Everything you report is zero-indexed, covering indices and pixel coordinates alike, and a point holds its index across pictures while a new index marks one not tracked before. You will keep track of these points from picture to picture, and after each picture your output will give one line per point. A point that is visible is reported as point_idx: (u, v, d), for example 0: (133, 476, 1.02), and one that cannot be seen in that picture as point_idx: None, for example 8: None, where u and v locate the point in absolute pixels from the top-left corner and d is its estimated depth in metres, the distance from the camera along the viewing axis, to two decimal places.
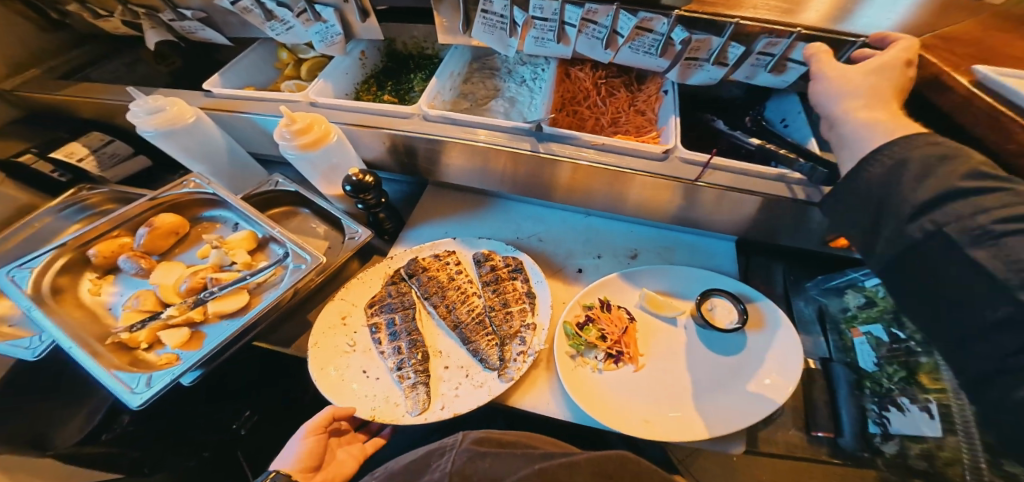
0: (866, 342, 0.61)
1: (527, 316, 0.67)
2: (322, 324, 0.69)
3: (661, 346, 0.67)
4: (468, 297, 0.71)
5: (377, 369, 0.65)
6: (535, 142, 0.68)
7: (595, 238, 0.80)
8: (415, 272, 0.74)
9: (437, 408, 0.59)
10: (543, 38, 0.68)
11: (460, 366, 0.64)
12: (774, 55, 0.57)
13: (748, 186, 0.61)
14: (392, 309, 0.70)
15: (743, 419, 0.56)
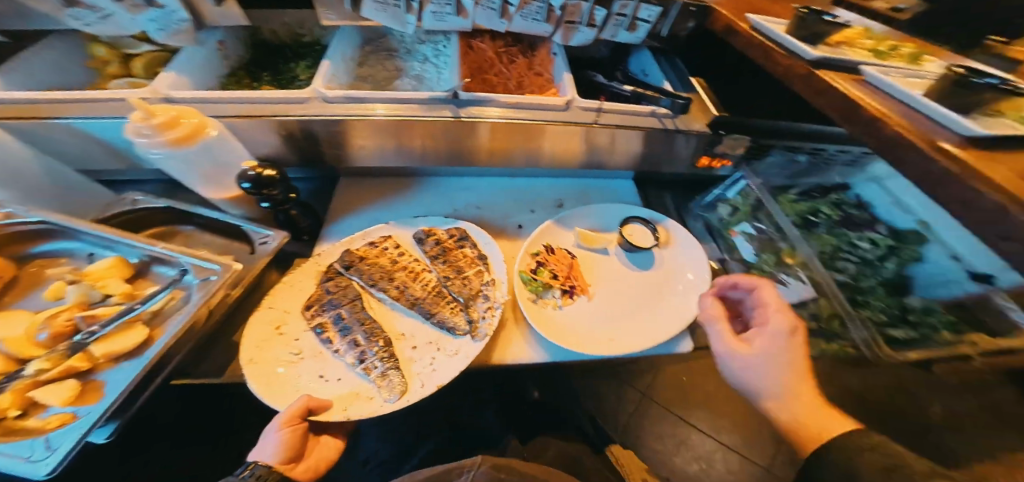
0: (743, 239, 0.79)
1: (484, 276, 0.68)
2: (248, 338, 0.57)
3: (603, 276, 0.75)
4: (419, 275, 0.68)
5: (334, 370, 0.57)
6: (455, 108, 0.70)
7: (525, 196, 0.87)
8: (352, 264, 0.67)
9: (416, 387, 0.55)
10: (441, 12, 0.70)
11: (430, 342, 0.61)
12: (627, 15, 0.72)
13: (632, 122, 0.74)
14: (336, 305, 0.62)
15: (682, 312, 0.68)
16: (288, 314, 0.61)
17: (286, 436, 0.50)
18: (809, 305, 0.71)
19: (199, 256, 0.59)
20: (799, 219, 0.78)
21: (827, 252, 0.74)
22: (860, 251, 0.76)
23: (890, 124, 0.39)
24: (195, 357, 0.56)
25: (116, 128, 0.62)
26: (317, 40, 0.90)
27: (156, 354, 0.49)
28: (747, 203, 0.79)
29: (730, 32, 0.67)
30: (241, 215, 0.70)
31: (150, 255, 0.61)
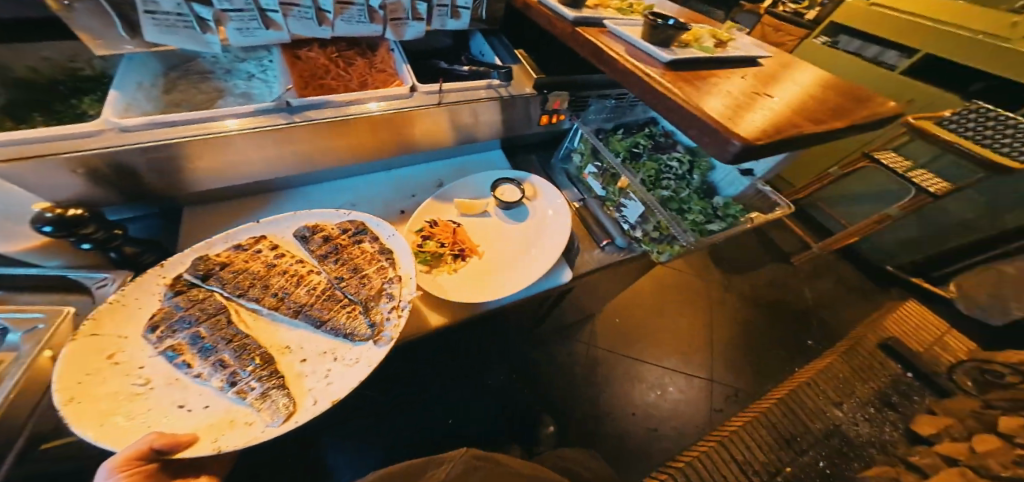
0: (592, 178, 0.93)
1: (388, 273, 0.74)
2: (67, 373, 0.54)
3: (486, 235, 0.87)
4: (305, 278, 0.72)
5: (198, 399, 0.59)
6: (288, 114, 0.72)
7: (402, 185, 0.95)
8: (207, 272, 0.69)
9: (304, 406, 0.60)
10: (249, 27, 0.68)
11: (323, 352, 0.67)
12: (447, 5, 0.82)
13: (473, 97, 0.86)
14: (191, 322, 0.64)
15: (550, 247, 0.83)
16: (127, 341, 0.60)
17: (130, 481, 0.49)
18: (647, 220, 0.82)
19: (15, 310, 0.59)
20: (625, 154, 0.92)
21: (649, 176, 0.88)
22: (673, 170, 0.91)
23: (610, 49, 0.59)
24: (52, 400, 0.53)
25: None
26: (101, 73, 0.87)
27: None
28: (585, 147, 0.93)
29: (526, 7, 0.82)
30: (58, 265, 0.67)
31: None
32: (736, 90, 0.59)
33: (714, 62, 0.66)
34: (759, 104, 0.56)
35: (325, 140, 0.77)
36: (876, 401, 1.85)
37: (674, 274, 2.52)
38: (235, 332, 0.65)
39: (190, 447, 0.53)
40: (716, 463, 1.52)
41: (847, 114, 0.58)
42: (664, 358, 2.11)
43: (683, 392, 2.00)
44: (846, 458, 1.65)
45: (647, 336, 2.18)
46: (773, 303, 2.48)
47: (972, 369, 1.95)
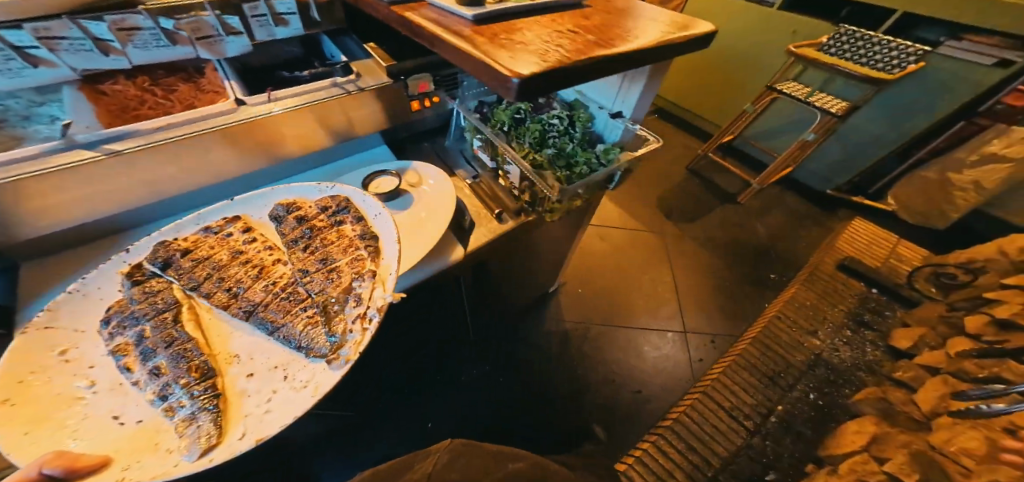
0: (480, 150, 1.05)
1: (359, 269, 0.81)
2: (10, 369, 0.60)
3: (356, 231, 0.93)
4: (272, 272, 0.81)
5: (134, 412, 0.61)
6: (85, 149, 0.70)
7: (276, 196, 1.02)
8: (167, 258, 0.79)
9: (225, 443, 0.59)
10: (11, 69, 0.66)
11: (275, 367, 0.69)
12: (265, 14, 0.84)
13: (312, 94, 0.91)
14: (146, 318, 0.71)
15: (424, 216, 0.93)
16: (80, 337, 0.68)
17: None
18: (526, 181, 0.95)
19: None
20: (508, 122, 0.97)
21: (535, 138, 0.92)
22: (556, 127, 0.96)
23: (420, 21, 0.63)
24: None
25: None
26: None
27: None
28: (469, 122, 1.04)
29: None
30: None
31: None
32: (535, 40, 0.61)
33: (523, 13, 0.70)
34: (555, 44, 0.60)
35: (169, 160, 0.78)
36: (853, 323, 1.94)
37: (631, 235, 2.57)
38: (178, 335, 0.69)
39: (96, 474, 0.53)
40: (704, 415, 1.63)
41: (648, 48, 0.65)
42: (638, 319, 2.13)
43: (659, 348, 2.03)
44: (836, 386, 1.72)
45: (616, 303, 2.19)
46: (728, 244, 2.58)
47: (929, 275, 2.08)
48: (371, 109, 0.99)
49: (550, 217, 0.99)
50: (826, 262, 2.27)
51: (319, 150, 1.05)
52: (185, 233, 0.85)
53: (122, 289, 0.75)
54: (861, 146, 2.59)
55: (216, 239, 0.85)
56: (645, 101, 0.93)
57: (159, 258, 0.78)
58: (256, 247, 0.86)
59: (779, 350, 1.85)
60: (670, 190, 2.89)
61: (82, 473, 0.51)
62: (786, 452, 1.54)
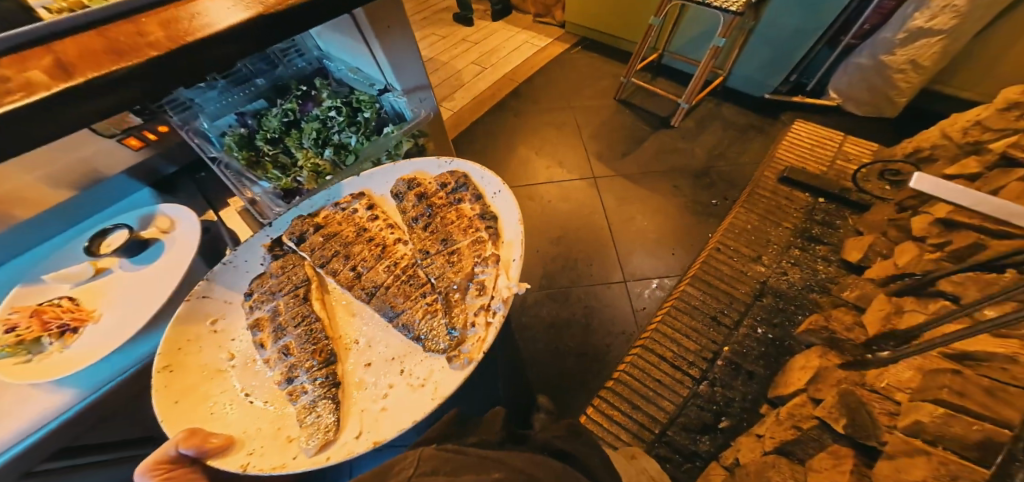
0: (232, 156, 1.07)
1: (479, 252, 0.89)
2: (175, 339, 0.74)
3: (104, 295, 0.86)
4: (397, 251, 0.95)
5: (258, 390, 0.73)
6: None
7: (7, 275, 0.90)
8: (301, 234, 0.94)
9: (341, 440, 0.65)
10: None
11: (394, 359, 0.76)
12: None
13: None
14: (285, 295, 0.84)
15: (179, 259, 0.91)
16: (228, 308, 0.83)
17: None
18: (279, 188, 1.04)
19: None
20: (282, 129, 1.08)
21: (315, 138, 1.08)
22: (335, 122, 1.11)
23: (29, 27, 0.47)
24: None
25: None
26: None
27: None
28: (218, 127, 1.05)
29: None
30: None
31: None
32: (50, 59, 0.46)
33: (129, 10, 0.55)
34: (43, 74, 0.43)
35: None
36: (804, 241, 1.85)
37: (563, 184, 2.37)
38: (308, 314, 0.82)
39: (226, 453, 0.62)
40: (645, 369, 1.57)
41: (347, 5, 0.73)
42: (583, 276, 1.97)
43: (600, 302, 1.88)
44: (786, 315, 1.62)
45: (554, 265, 2.03)
46: (666, 171, 2.40)
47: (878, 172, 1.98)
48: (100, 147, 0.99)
49: None
50: (775, 184, 2.11)
51: (36, 215, 0.91)
52: (320, 210, 1.00)
53: (264, 263, 0.91)
54: (785, 41, 2.38)
55: (346, 217, 1.00)
56: (402, 74, 1.14)
57: (298, 233, 0.94)
58: (380, 224, 1.00)
59: (725, 287, 1.76)
60: (598, 128, 2.65)
61: (213, 453, 0.61)
62: (738, 395, 1.46)
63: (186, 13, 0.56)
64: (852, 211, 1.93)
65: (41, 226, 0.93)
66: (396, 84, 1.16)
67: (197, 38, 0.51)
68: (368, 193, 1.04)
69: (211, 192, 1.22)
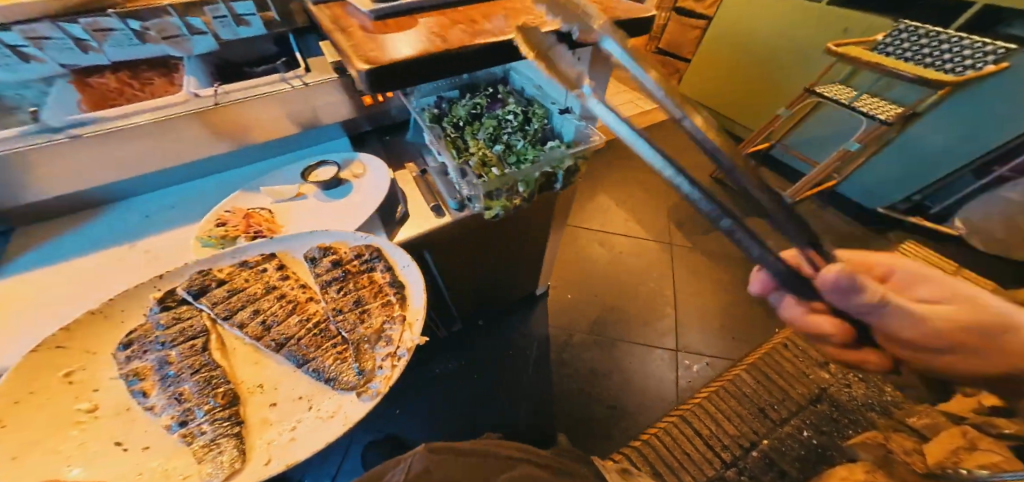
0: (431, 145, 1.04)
1: (387, 311, 0.91)
2: (15, 384, 0.66)
3: (289, 215, 1.03)
4: (306, 308, 0.91)
5: (139, 437, 0.70)
6: (49, 133, 0.73)
7: (232, 179, 1.10)
8: (201, 288, 0.86)
9: (249, 468, 0.68)
10: (7, 62, 0.72)
11: (301, 397, 0.79)
12: (227, 15, 0.82)
13: (257, 93, 0.89)
14: (165, 346, 0.80)
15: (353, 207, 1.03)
16: (88, 358, 0.74)
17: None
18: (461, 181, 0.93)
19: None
20: (463, 120, 1.02)
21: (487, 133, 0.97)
22: (511, 123, 0.99)
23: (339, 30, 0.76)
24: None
25: None
26: None
27: None
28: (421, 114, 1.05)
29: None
30: None
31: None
32: (416, 31, 0.77)
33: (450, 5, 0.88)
34: (416, 40, 0.74)
35: (146, 136, 0.81)
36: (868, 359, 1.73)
37: (636, 240, 2.48)
38: (205, 362, 0.80)
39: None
40: (677, 439, 1.55)
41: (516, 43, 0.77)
42: (637, 335, 2.04)
43: (635, 360, 1.95)
44: (838, 426, 1.52)
45: (607, 315, 2.11)
46: (743, 258, 2.39)
47: None
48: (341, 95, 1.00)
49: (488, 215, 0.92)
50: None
51: (270, 144, 1.12)
52: (221, 264, 0.91)
53: (150, 314, 0.82)
54: (922, 158, 2.27)
55: (253, 273, 0.92)
56: (592, 90, 0.91)
57: (193, 286, 0.86)
58: (286, 282, 0.93)
59: (780, 383, 1.69)
60: (688, 199, 2.73)
61: None
62: None
63: (375, 45, 0.71)
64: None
65: (276, 148, 1.13)
66: (577, 106, 0.93)
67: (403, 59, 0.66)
68: (282, 252, 0.97)
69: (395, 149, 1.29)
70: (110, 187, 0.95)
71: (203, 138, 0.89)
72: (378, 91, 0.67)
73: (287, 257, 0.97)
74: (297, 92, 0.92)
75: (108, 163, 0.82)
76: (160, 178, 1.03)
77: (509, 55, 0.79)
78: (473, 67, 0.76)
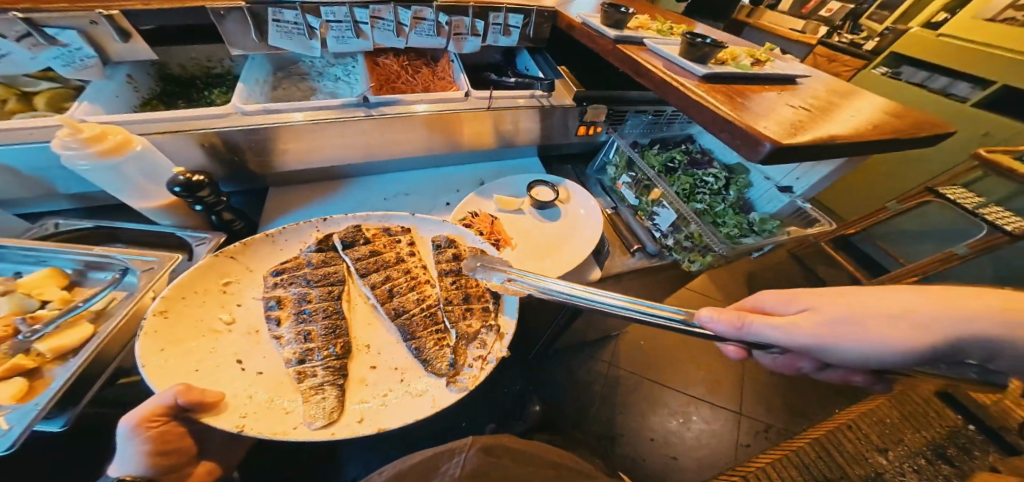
0: (627, 188, 1.01)
1: (489, 317, 0.71)
2: (184, 285, 0.61)
3: (518, 229, 0.90)
4: (421, 285, 0.75)
5: (258, 362, 0.61)
6: (366, 109, 0.81)
7: (451, 180, 1.01)
8: (352, 242, 0.76)
9: (344, 422, 0.56)
10: (343, 37, 0.80)
11: (396, 369, 0.65)
12: (501, 23, 0.93)
13: (519, 102, 0.94)
14: (309, 282, 0.70)
15: (586, 241, 0.87)
16: (247, 275, 0.68)
17: (148, 435, 0.55)
18: (679, 229, 0.88)
19: (135, 253, 0.64)
20: (660, 168, 1.01)
21: (685, 189, 0.98)
22: (709, 186, 1.00)
23: (669, 81, 0.68)
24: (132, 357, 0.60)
25: (42, 154, 0.61)
26: (228, 72, 0.92)
27: (84, 357, 0.53)
28: (620, 157, 1.02)
29: (570, 27, 0.95)
30: (173, 225, 0.72)
31: (82, 263, 0.63)
32: (763, 101, 0.67)
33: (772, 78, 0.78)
34: (782, 115, 0.63)
35: (428, 126, 0.86)
36: (927, 451, 1.26)
37: (700, 302, 2.33)
38: (337, 311, 0.69)
39: (216, 414, 0.53)
40: None
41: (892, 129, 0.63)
42: (680, 377, 1.69)
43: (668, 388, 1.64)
44: None
45: (666, 355, 1.76)
46: None
47: None
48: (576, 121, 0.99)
49: (688, 265, 0.87)
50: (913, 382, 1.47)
51: (489, 154, 1.04)
52: (369, 223, 0.80)
53: (304, 249, 0.74)
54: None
55: (386, 233, 0.80)
56: (827, 182, 0.86)
57: (346, 236, 0.75)
58: (409, 256, 0.78)
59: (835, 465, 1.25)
60: (759, 274, 2.56)
61: (205, 409, 0.52)
62: None
63: (728, 103, 0.62)
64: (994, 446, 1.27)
65: (489, 161, 1.07)
66: (805, 189, 0.88)
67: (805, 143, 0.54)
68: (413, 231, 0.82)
69: (586, 182, 1.12)
70: (356, 168, 0.92)
71: (439, 135, 0.89)
72: (765, 164, 0.55)
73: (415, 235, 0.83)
74: (555, 109, 0.95)
75: (389, 150, 0.87)
76: (390, 167, 0.97)
77: (880, 147, 0.63)
78: (849, 153, 0.61)
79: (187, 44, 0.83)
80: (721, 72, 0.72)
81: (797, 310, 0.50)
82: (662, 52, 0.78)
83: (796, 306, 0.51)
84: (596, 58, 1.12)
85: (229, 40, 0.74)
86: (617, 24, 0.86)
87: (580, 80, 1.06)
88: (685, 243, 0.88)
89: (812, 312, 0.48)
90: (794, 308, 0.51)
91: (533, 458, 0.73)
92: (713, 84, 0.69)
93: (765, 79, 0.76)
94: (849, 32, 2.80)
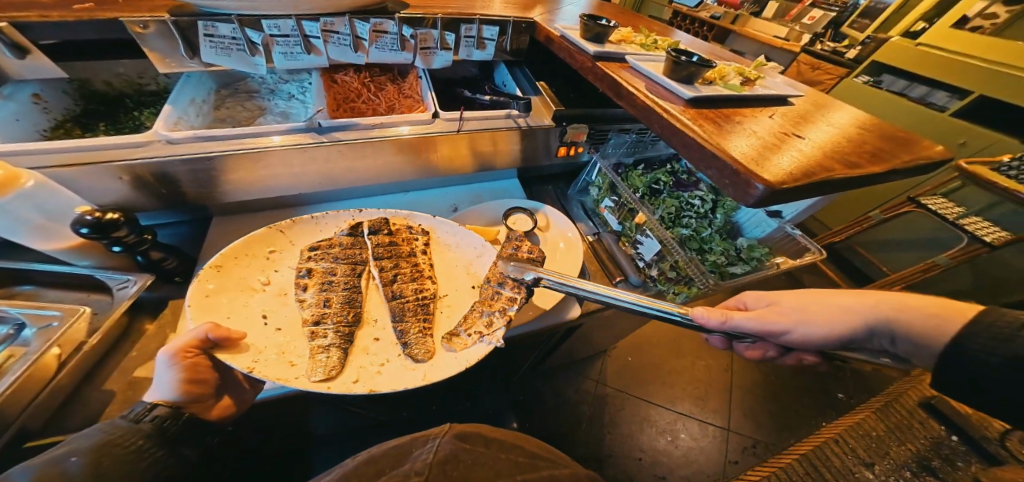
0: (610, 211, 0.95)
1: (510, 300, 0.64)
2: (237, 247, 0.62)
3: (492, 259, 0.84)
4: (422, 276, 0.69)
5: (280, 318, 0.59)
6: (317, 135, 0.74)
7: (419, 208, 0.93)
8: (377, 229, 0.71)
9: (341, 379, 0.53)
10: (292, 52, 0.72)
11: (392, 342, 0.60)
12: (474, 36, 0.86)
13: (492, 123, 0.88)
14: (337, 259, 0.67)
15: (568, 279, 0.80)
16: (289, 247, 0.68)
17: (184, 364, 0.51)
18: (664, 259, 0.82)
19: (33, 307, 0.56)
20: (644, 190, 0.96)
21: (669, 213, 0.92)
22: (694, 208, 0.93)
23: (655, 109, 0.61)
24: (41, 415, 0.49)
25: None
26: (165, 88, 0.86)
27: None
28: (603, 179, 0.97)
29: (548, 40, 0.89)
30: (91, 266, 0.65)
31: None
32: (762, 129, 0.60)
33: (769, 98, 0.72)
34: (786, 145, 0.56)
35: (393, 151, 0.79)
36: (913, 464, 1.11)
37: None
38: (359, 288, 0.65)
39: (232, 355, 0.52)
40: None
41: (904, 158, 0.57)
42: (670, 391, 1.65)
43: (653, 397, 1.63)
44: None
45: (659, 370, 1.72)
46: None
47: None
48: (551, 143, 0.94)
49: (675, 298, 0.81)
50: (894, 388, 1.32)
51: (456, 178, 0.98)
52: (397, 218, 0.76)
53: (339, 230, 0.72)
54: None
55: (410, 234, 0.74)
56: (812, 210, 0.84)
57: (373, 223, 0.71)
58: (424, 253, 0.73)
59: None
60: None
61: (226, 349, 0.52)
62: None
63: (716, 130, 0.57)
64: (977, 457, 1.12)
65: (459, 187, 1.01)
66: (793, 214, 0.85)
67: (813, 182, 0.48)
68: (432, 233, 0.77)
69: (566, 203, 1.07)
70: (313, 197, 0.85)
71: (408, 160, 0.82)
72: (761, 207, 0.48)
73: (433, 237, 0.77)
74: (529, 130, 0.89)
75: (350, 178, 0.79)
76: (351, 195, 0.89)
77: (896, 176, 0.57)
78: (857, 188, 0.54)
79: (111, 60, 0.76)
80: (708, 96, 0.65)
81: (766, 304, 0.55)
82: (633, 73, 0.72)
83: (765, 301, 0.56)
84: (575, 73, 1.08)
85: (157, 57, 0.65)
86: (600, 38, 0.79)
87: (561, 97, 0.99)
88: (670, 274, 0.82)
89: (777, 305, 0.54)
90: (763, 304, 0.56)
91: (532, 458, 0.50)
92: (696, 114, 0.61)
93: (753, 100, 0.70)
94: (830, 41, 2.80)
